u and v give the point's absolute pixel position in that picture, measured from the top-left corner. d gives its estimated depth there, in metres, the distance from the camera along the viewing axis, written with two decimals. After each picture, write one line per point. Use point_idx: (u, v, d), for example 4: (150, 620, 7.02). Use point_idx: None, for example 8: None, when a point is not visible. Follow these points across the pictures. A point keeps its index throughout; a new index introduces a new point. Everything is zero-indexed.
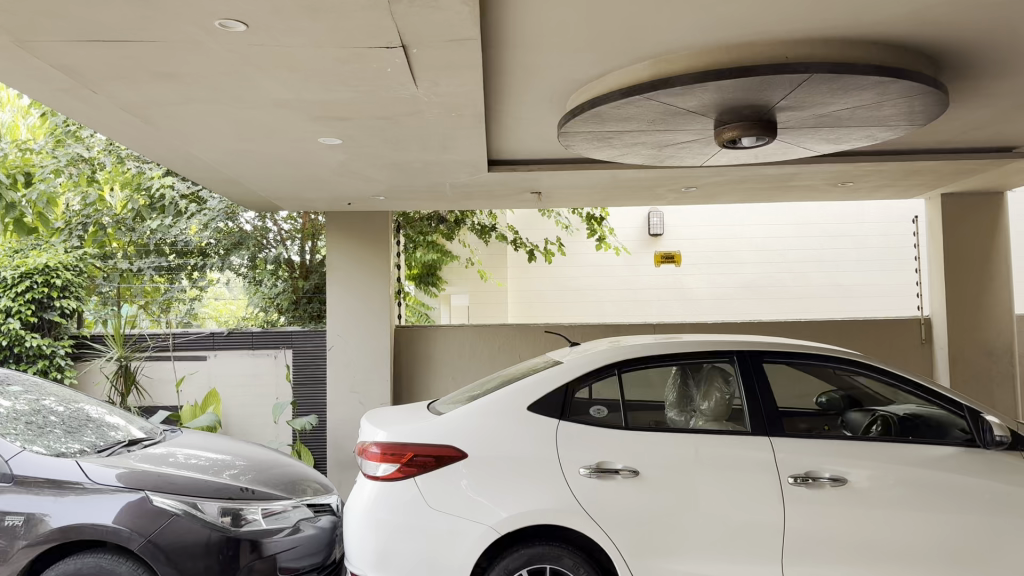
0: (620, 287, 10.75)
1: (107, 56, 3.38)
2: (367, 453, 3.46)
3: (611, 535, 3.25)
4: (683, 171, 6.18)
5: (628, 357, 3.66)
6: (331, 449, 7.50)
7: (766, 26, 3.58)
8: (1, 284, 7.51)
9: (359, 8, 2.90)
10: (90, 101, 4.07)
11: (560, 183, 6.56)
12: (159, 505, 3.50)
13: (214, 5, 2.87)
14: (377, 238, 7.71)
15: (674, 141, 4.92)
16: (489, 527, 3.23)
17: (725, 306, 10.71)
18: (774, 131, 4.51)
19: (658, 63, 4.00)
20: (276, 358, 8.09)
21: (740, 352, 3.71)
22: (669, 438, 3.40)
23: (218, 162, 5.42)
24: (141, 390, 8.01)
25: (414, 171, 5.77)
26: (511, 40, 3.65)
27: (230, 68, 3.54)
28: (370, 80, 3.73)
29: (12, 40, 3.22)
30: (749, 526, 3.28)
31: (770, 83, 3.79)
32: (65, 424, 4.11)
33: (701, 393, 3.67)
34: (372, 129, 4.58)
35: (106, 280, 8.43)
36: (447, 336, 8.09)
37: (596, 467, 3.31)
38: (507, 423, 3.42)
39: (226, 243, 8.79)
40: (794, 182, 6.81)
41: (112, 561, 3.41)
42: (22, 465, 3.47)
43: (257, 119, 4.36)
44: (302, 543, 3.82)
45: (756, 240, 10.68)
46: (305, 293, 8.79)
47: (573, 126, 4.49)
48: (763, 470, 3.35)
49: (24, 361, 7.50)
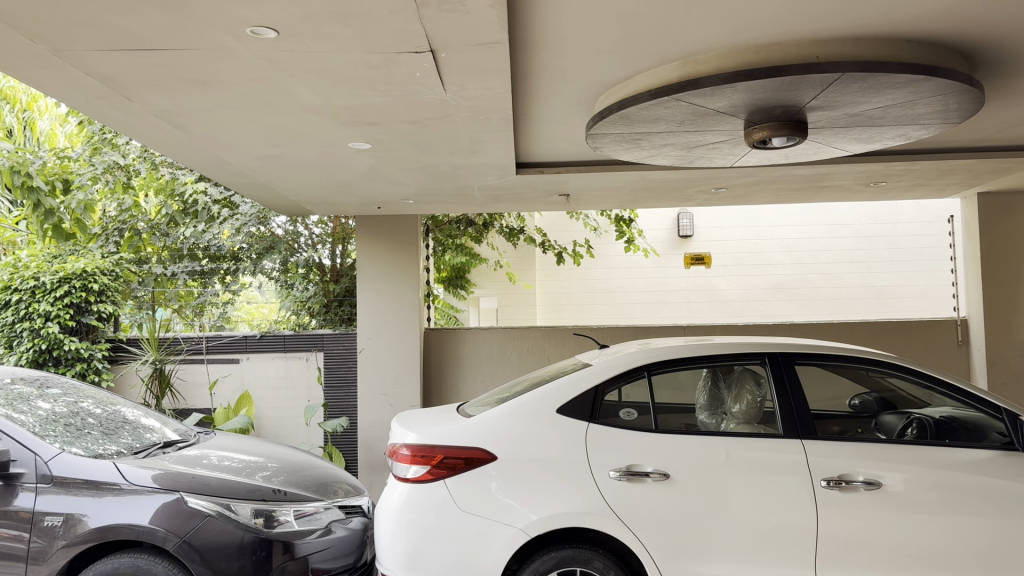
0: (649, 288, 10.71)
1: (141, 64, 3.44)
2: (397, 455, 3.49)
3: (641, 538, 3.23)
4: (712, 172, 6.14)
5: (658, 359, 3.63)
6: (362, 452, 7.57)
7: (795, 25, 3.55)
8: (41, 288, 7.65)
9: (388, 13, 2.92)
10: (124, 109, 4.15)
11: (588, 185, 6.55)
12: (194, 506, 3.54)
13: (245, 13, 2.90)
14: (406, 242, 7.75)
15: (704, 142, 4.89)
16: (519, 530, 3.24)
17: (755, 308, 10.63)
18: (804, 131, 4.47)
19: (686, 63, 3.98)
20: (307, 361, 8.17)
21: (771, 353, 3.68)
22: (699, 441, 3.38)
23: (250, 167, 5.50)
24: (176, 393, 8.16)
25: (443, 175, 5.80)
26: (538, 43, 3.66)
27: (260, 75, 3.59)
28: (399, 84, 3.75)
29: (49, 50, 3.29)
30: (781, 530, 3.25)
31: (801, 83, 3.76)
32: (102, 426, 4.19)
33: (732, 395, 3.66)
34: (400, 133, 4.61)
35: (140, 285, 8.60)
36: (477, 338, 8.11)
37: (626, 470, 3.30)
38: (536, 426, 3.42)
39: (259, 246, 8.82)
40: (826, 182, 6.74)
41: (148, 561, 3.46)
42: (61, 465, 3.55)
43: (287, 124, 4.41)
44: (334, 545, 3.85)
45: (787, 241, 10.59)
46: (336, 296, 8.84)
47: (602, 128, 4.48)
48: (795, 473, 3.31)
49: (63, 364, 7.64)
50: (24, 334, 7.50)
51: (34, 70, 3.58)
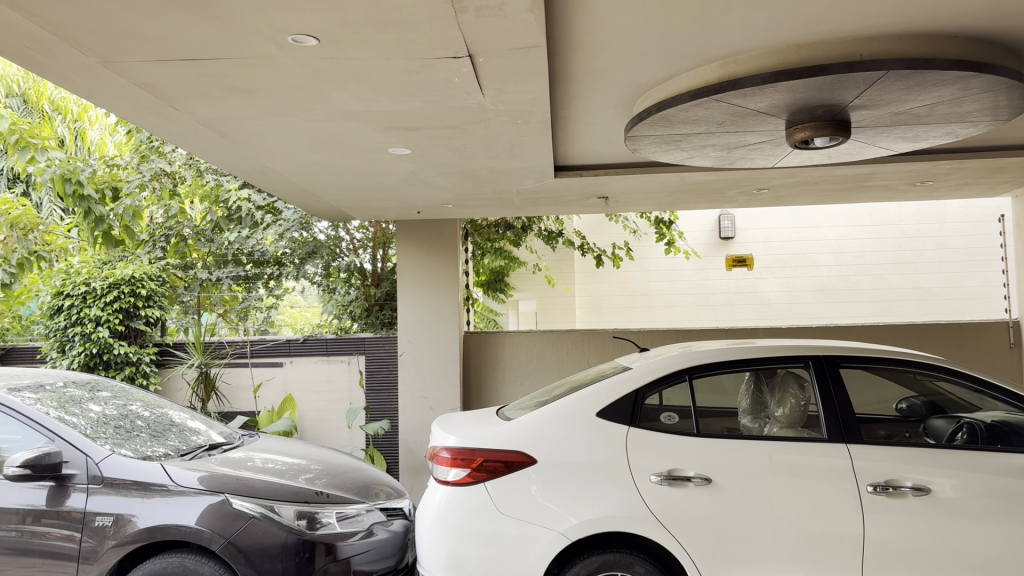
0: (690, 290, 10.63)
1: (187, 73, 3.51)
2: (437, 458, 3.50)
3: (683, 543, 3.21)
4: (753, 173, 6.07)
5: (698, 362, 3.60)
6: (404, 455, 7.63)
7: (837, 24, 3.50)
8: (91, 293, 7.86)
9: (426, 19, 2.95)
10: (171, 118, 4.24)
11: (628, 188, 6.52)
12: (239, 507, 3.60)
13: (285, 22, 2.95)
14: (446, 247, 7.79)
15: (744, 143, 4.84)
16: (560, 534, 3.23)
17: (798, 310, 10.50)
18: (848, 130, 4.40)
19: (725, 64, 3.95)
20: (350, 364, 8.26)
21: (815, 356, 3.62)
22: (742, 444, 3.34)
23: (292, 174, 5.58)
24: (221, 396, 8.30)
25: (482, 179, 5.82)
26: (576, 45, 3.66)
27: (301, 82, 3.63)
28: (438, 90, 3.78)
29: (98, 61, 3.38)
30: (827, 536, 3.20)
31: (844, 81, 3.70)
32: (151, 429, 4.28)
33: (775, 399, 3.63)
34: (439, 138, 4.64)
35: (186, 290, 8.78)
36: (516, 342, 8.11)
37: (667, 474, 3.28)
38: (577, 430, 3.40)
39: (302, 252, 8.95)
40: (870, 182, 6.63)
41: (195, 561, 3.53)
42: (111, 466, 3.63)
43: (328, 131, 4.46)
44: (376, 547, 3.88)
45: (830, 242, 10.43)
46: (377, 300, 8.90)
47: (640, 130, 4.46)
48: (840, 477, 3.26)
49: (112, 368, 7.83)
50: (76, 338, 7.73)
51: (84, 81, 3.68)
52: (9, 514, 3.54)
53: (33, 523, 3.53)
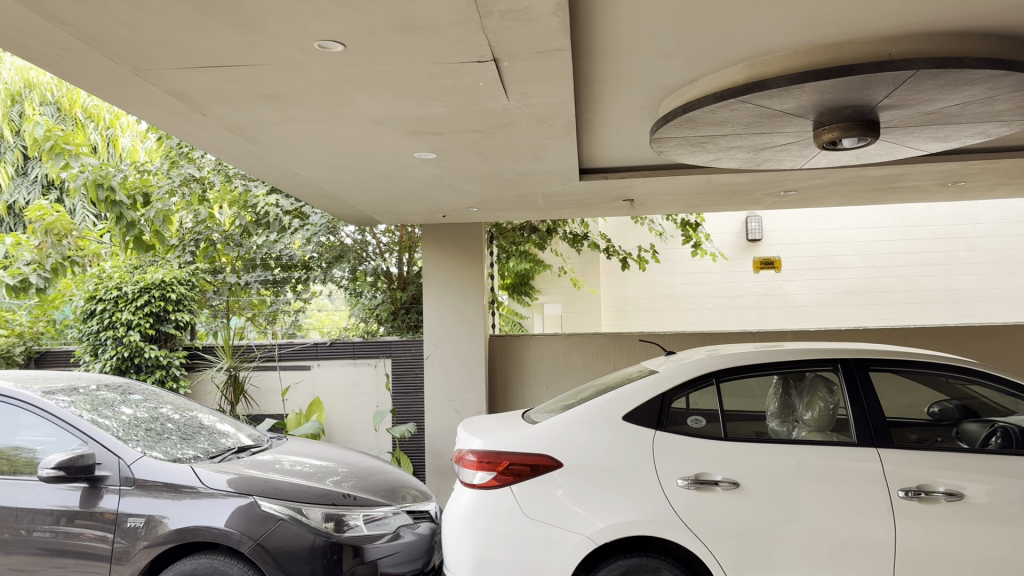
0: (717, 293, 10.57)
1: (216, 80, 3.56)
2: (464, 461, 3.51)
3: (711, 548, 3.18)
4: (780, 174, 6.02)
5: (726, 365, 3.58)
6: (430, 457, 7.65)
7: (865, 23, 3.47)
8: (123, 298, 7.98)
9: (451, 23, 2.96)
10: (200, 124, 4.29)
11: (654, 190, 6.50)
12: (267, 509, 3.62)
13: (312, 28, 2.98)
14: (471, 250, 7.80)
15: (771, 144, 4.80)
16: (586, 537, 3.22)
17: (827, 312, 10.38)
18: (876, 131, 4.35)
19: (752, 65, 3.92)
20: (376, 367, 8.31)
21: (844, 360, 3.60)
22: (770, 449, 3.31)
23: (319, 178, 5.62)
24: (250, 399, 8.36)
25: (507, 182, 5.83)
26: (600, 47, 3.65)
27: (327, 87, 3.66)
28: (463, 94, 3.79)
29: (130, 69, 3.44)
30: (857, 542, 3.16)
31: (873, 81, 3.66)
32: (181, 431, 4.33)
33: (804, 402, 3.58)
34: (464, 142, 4.66)
35: (216, 294, 8.86)
36: (542, 346, 8.11)
37: (694, 478, 3.26)
38: (603, 433, 3.39)
39: (329, 256, 9.00)
40: (900, 183, 6.55)
41: (224, 563, 3.56)
42: (143, 469, 3.68)
43: (354, 136, 4.49)
44: (403, 549, 3.90)
45: (859, 244, 10.31)
46: (403, 304, 8.98)
47: (666, 132, 4.44)
48: (870, 482, 3.23)
49: (143, 371, 7.93)
50: (108, 342, 7.85)
51: (115, 88, 3.74)
52: (44, 514, 3.61)
53: (67, 524, 3.59)
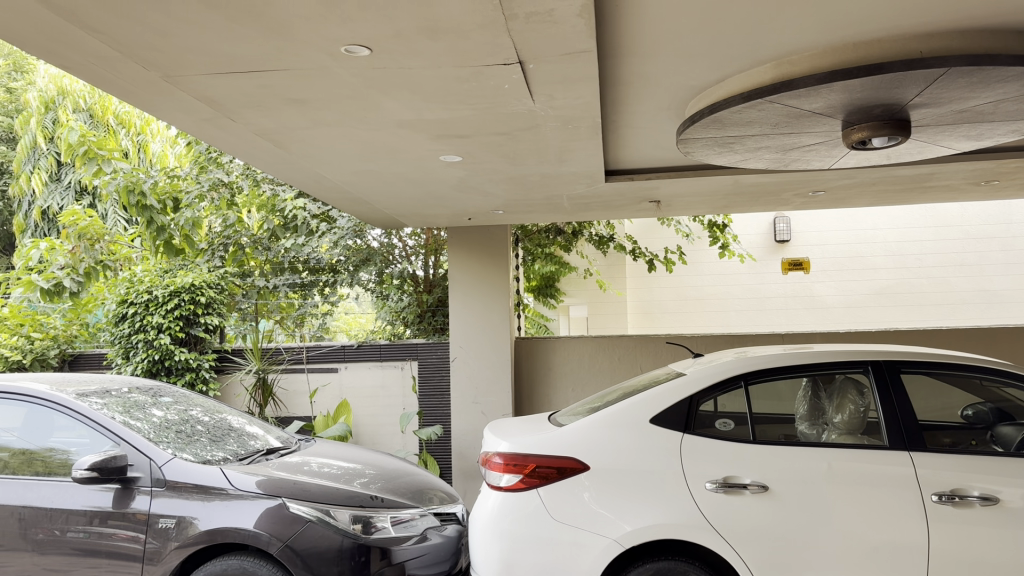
0: (744, 294, 10.50)
1: (244, 85, 3.59)
2: (490, 464, 3.51)
3: (740, 552, 3.15)
4: (808, 174, 5.96)
5: (755, 368, 3.54)
6: (457, 459, 7.67)
7: (895, 21, 3.42)
8: (154, 301, 8.11)
9: (476, 26, 2.96)
10: (229, 129, 4.34)
11: (680, 191, 6.46)
12: (295, 511, 3.64)
13: (338, 32, 2.99)
14: (497, 253, 7.80)
15: (800, 144, 4.75)
16: (613, 541, 3.20)
17: (857, 314, 10.27)
18: (907, 130, 4.29)
19: (780, 64, 3.88)
20: (403, 369, 8.34)
21: (875, 361, 3.56)
22: (800, 452, 3.28)
23: (346, 182, 5.66)
24: (278, 402, 8.43)
25: (533, 184, 5.82)
26: (626, 48, 3.64)
27: (354, 92, 3.69)
28: (489, 97, 3.80)
29: (160, 76, 3.48)
30: (889, 547, 3.12)
31: (903, 80, 3.61)
32: (211, 433, 4.37)
33: (833, 405, 3.53)
34: (490, 145, 4.66)
35: (244, 297, 8.95)
36: (567, 348, 8.09)
37: (723, 482, 3.23)
38: (630, 436, 3.37)
39: (356, 259, 9.06)
40: (932, 183, 6.46)
41: (254, 564, 3.59)
42: (174, 470, 3.72)
43: (380, 140, 4.52)
44: (430, 552, 3.91)
45: (890, 244, 10.18)
46: (430, 307, 8.96)
47: (693, 132, 4.41)
48: (903, 486, 3.19)
49: (173, 373, 8.04)
50: (139, 345, 7.96)
51: (145, 94, 3.79)
52: (77, 515, 3.66)
53: (101, 524, 3.64)
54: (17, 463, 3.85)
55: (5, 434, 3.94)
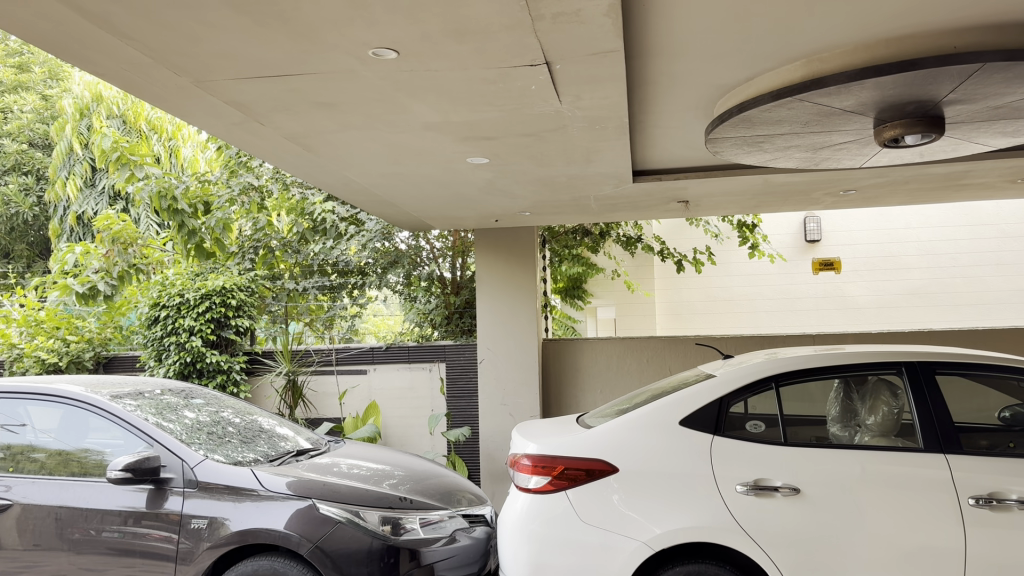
0: (774, 295, 10.41)
1: (273, 90, 3.63)
2: (519, 465, 3.50)
3: (771, 555, 3.11)
4: (839, 173, 5.88)
5: (786, 369, 3.50)
6: (485, 461, 7.68)
7: (929, 17, 3.36)
8: (185, 305, 8.23)
9: (503, 28, 2.96)
10: (258, 133, 4.38)
11: (709, 191, 6.40)
12: (325, 512, 3.66)
13: (366, 36, 3.01)
14: (524, 255, 7.79)
15: (831, 142, 4.69)
16: (643, 544, 3.18)
17: (889, 314, 10.12)
18: (941, 127, 4.22)
19: (810, 62, 3.84)
20: (431, 371, 8.36)
21: (908, 362, 3.51)
22: (832, 455, 3.24)
23: (374, 185, 5.69)
24: (308, 403, 8.50)
25: (560, 186, 5.81)
26: (654, 47, 3.62)
27: (382, 95, 3.71)
28: (516, 98, 3.80)
29: (191, 81, 3.53)
30: (925, 550, 3.07)
31: (936, 75, 3.55)
32: (241, 435, 4.42)
33: (866, 407, 3.47)
34: (517, 146, 4.66)
35: (274, 299, 9.03)
36: (595, 349, 8.07)
37: (754, 484, 3.19)
38: (660, 439, 3.35)
39: (384, 262, 9.13)
40: (966, 181, 6.35)
41: (284, 564, 3.62)
42: (205, 471, 3.76)
43: (407, 142, 4.54)
44: (459, 553, 3.91)
45: (923, 243, 10.03)
46: (457, 308, 8.97)
47: (722, 131, 4.38)
48: (939, 490, 3.13)
49: (205, 375, 8.14)
50: (171, 347, 8.08)
51: (177, 100, 3.84)
52: (112, 515, 3.71)
53: (135, 524, 3.68)
54: (54, 464, 3.91)
55: (42, 435, 4.01)
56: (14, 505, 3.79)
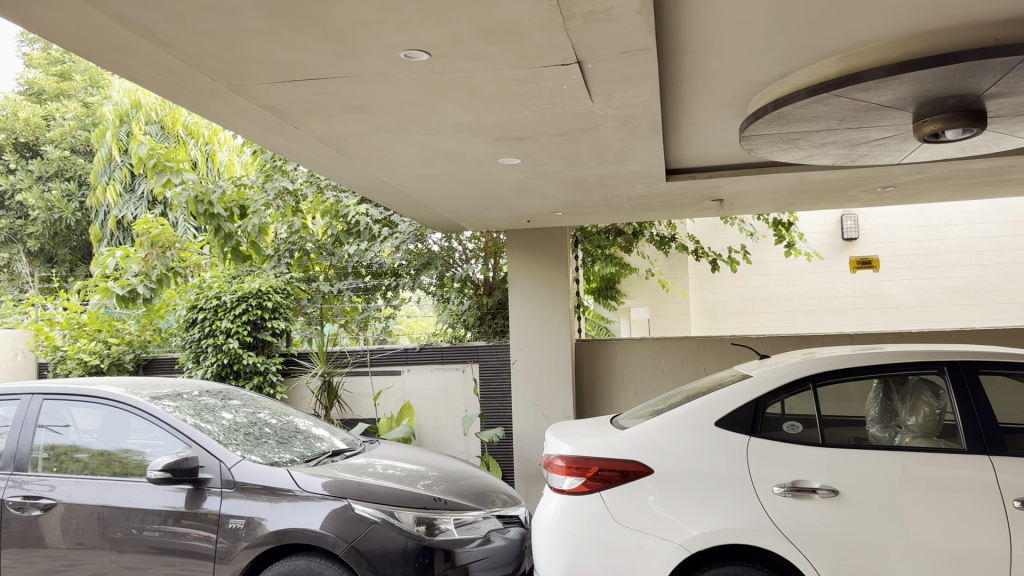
0: (811, 294, 10.29)
1: (307, 93, 3.66)
2: (552, 467, 3.49)
3: (809, 557, 3.07)
4: (877, 169, 5.77)
5: (822, 369, 3.45)
6: (519, 462, 7.66)
7: (968, 9, 3.29)
8: (222, 307, 8.34)
9: (535, 28, 2.96)
10: (292, 136, 4.42)
11: (744, 189, 6.33)
12: (361, 512, 3.68)
13: (398, 38, 3.03)
14: (556, 255, 7.78)
15: (868, 138, 4.61)
16: (678, 545, 3.15)
17: (930, 313, 9.92)
18: (984, 121, 4.13)
19: (846, 57, 3.78)
20: (464, 372, 8.39)
21: (950, 362, 3.43)
22: (872, 456, 3.18)
23: (407, 187, 5.71)
24: (343, 404, 8.57)
25: (592, 185, 5.79)
26: (687, 45, 3.59)
27: (414, 97, 3.72)
28: (547, 98, 3.78)
29: (226, 86, 3.57)
30: (968, 553, 3.00)
31: (977, 68, 3.48)
32: (278, 435, 4.46)
33: (907, 407, 3.40)
34: (548, 146, 4.65)
35: (310, 302, 9.14)
36: (629, 349, 8.02)
37: (791, 486, 3.15)
38: (694, 440, 3.31)
39: (417, 263, 9.11)
40: (1010, 176, 6.20)
41: (320, 564, 3.65)
42: (243, 472, 3.81)
43: (440, 144, 4.55)
44: (493, 554, 3.90)
45: (964, 240, 9.81)
46: (490, 309, 9.00)
47: (756, 129, 4.33)
48: (981, 493, 3.07)
49: (242, 377, 8.25)
50: (209, 349, 8.21)
51: (213, 105, 3.90)
52: (152, 514, 3.77)
53: (175, 524, 3.74)
54: (97, 463, 3.99)
55: (84, 435, 4.09)
56: (57, 504, 3.86)
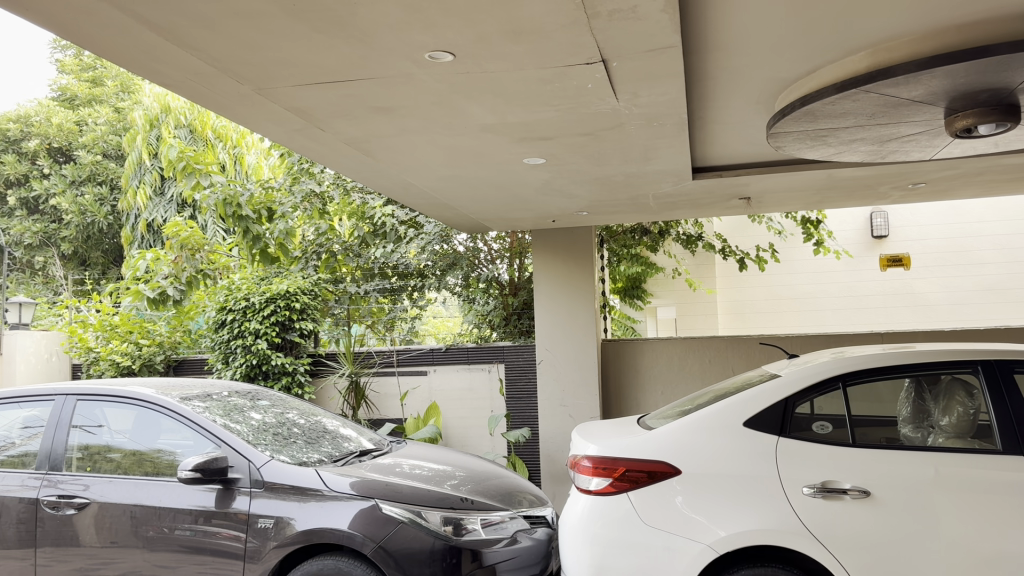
0: (841, 292, 10.17)
1: (333, 95, 3.68)
2: (579, 467, 3.48)
3: (841, 559, 3.03)
4: (908, 165, 5.69)
5: (852, 368, 3.41)
6: (546, 462, 7.66)
7: (1000, 2, 3.23)
8: (251, 308, 8.43)
9: (559, 27, 2.95)
10: (318, 138, 4.46)
11: (772, 187, 6.27)
12: (388, 512, 3.70)
13: (423, 39, 3.03)
14: (581, 255, 7.76)
15: (898, 134, 4.55)
16: (707, 546, 3.12)
17: (963, 312, 9.77)
18: (1018, 115, 4.05)
19: (875, 52, 3.73)
20: (490, 372, 8.40)
21: (985, 360, 3.37)
22: (904, 456, 3.14)
23: (432, 188, 5.73)
24: (371, 404, 8.61)
25: (618, 185, 5.77)
26: (713, 42, 3.56)
27: (438, 98, 3.73)
28: (572, 97, 3.77)
29: (253, 89, 3.61)
30: (1004, 556, 2.95)
31: (1010, 61, 3.42)
32: (306, 435, 4.50)
33: (940, 407, 3.35)
34: (574, 146, 4.64)
35: (337, 303, 9.15)
36: (656, 349, 7.98)
37: (821, 486, 3.11)
38: (721, 441, 3.29)
39: (442, 264, 9.15)
40: None
41: (348, 564, 3.67)
42: (271, 472, 3.84)
43: (465, 144, 4.56)
44: (521, 554, 3.90)
45: (998, 237, 9.64)
46: (515, 309, 9.04)
47: (784, 126, 4.29)
48: (1017, 494, 3.01)
49: (270, 377, 8.31)
50: (238, 350, 8.29)
51: (240, 108, 3.93)
52: (183, 514, 3.81)
53: (205, 523, 3.78)
54: (129, 463, 4.05)
55: (117, 435, 4.15)
56: (91, 503, 3.92)
